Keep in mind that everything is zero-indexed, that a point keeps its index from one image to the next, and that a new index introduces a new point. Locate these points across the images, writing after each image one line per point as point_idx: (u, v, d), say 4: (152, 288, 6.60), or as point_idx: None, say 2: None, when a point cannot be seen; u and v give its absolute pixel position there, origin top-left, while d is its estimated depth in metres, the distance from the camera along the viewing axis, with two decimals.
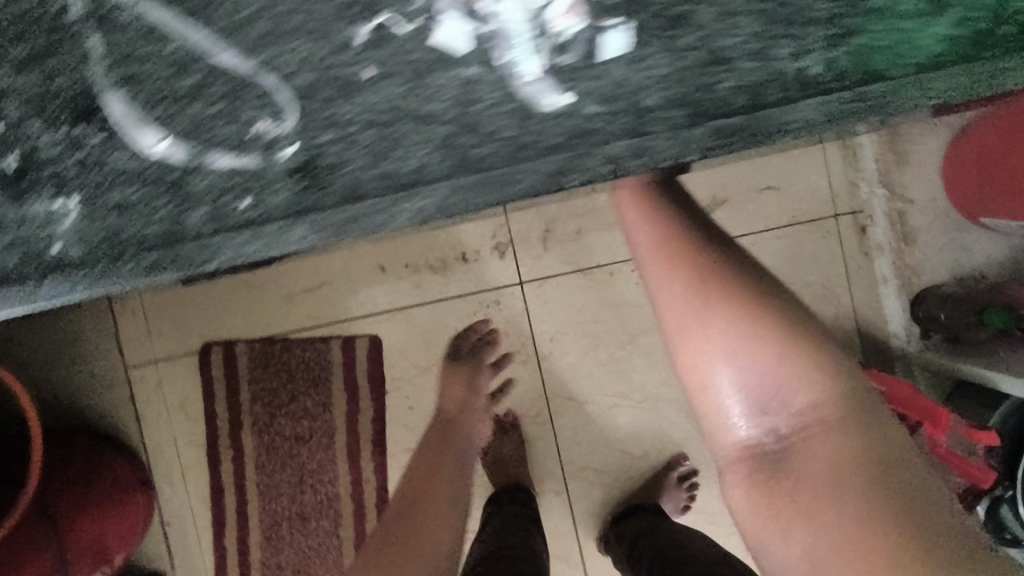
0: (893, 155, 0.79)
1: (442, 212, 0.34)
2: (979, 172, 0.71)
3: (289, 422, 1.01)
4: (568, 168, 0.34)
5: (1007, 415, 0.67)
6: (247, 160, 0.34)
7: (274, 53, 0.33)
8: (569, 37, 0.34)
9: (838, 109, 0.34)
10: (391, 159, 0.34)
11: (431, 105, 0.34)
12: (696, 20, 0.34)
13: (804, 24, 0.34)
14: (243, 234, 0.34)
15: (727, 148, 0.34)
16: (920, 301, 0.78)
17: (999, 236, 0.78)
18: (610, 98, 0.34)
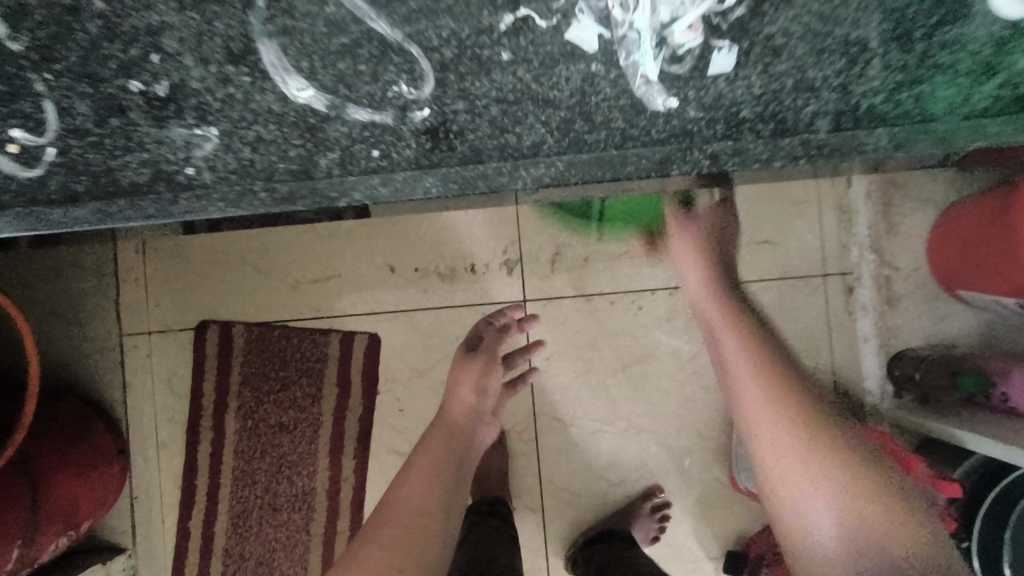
0: (885, 224, 0.86)
1: (561, 179, 0.42)
2: (961, 248, 0.77)
3: (275, 410, 1.01)
4: (672, 158, 0.41)
5: (969, 472, 0.73)
6: (383, 116, 0.41)
7: (422, 26, 0.41)
8: (686, 50, 0.41)
9: (904, 139, 0.41)
10: (511, 133, 0.41)
11: (553, 91, 0.41)
12: (791, 53, 0.41)
13: (883, 65, 0.41)
14: (372, 179, 0.41)
15: (813, 159, 0.41)
16: (897, 360, 0.84)
17: (974, 310, 0.84)
18: (708, 107, 0.41)
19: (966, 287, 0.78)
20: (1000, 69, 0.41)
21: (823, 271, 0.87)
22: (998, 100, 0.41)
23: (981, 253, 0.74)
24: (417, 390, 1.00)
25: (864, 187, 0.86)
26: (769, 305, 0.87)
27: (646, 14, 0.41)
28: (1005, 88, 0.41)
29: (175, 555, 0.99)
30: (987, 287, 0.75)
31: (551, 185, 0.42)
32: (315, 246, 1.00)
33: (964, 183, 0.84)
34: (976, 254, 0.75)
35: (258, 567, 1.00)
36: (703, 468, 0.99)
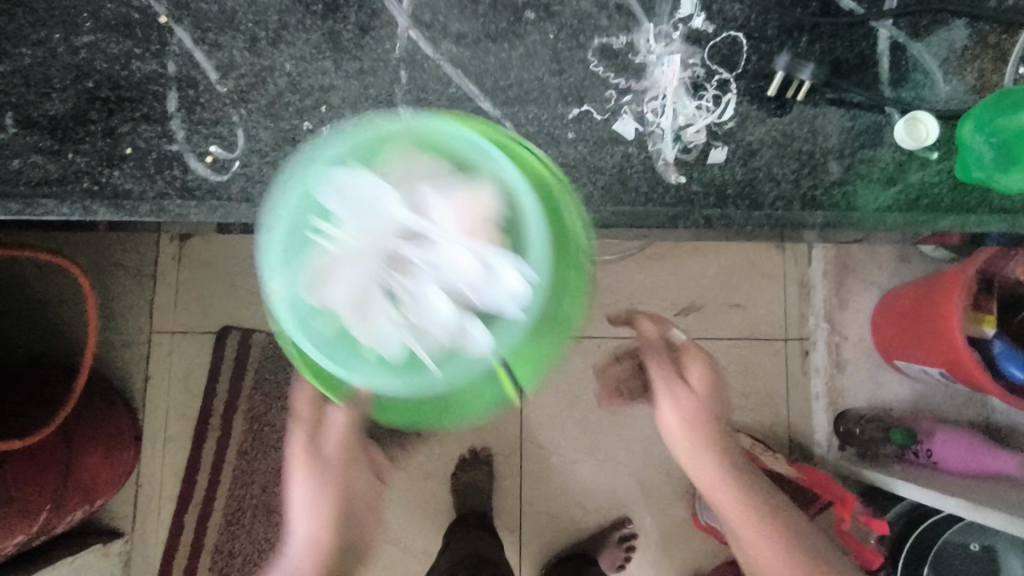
0: (837, 298, 1.00)
1: (599, 224, 0.55)
2: (897, 324, 0.91)
3: (282, 415, 1.08)
4: (680, 218, 0.55)
5: (900, 514, 0.85)
6: None
7: (513, 110, 0.56)
8: (696, 144, 0.55)
9: (835, 220, 0.55)
10: (570, 188, 0.55)
11: (601, 162, 0.55)
12: (764, 155, 0.55)
13: (825, 168, 0.56)
14: None
15: (773, 228, 0.55)
16: (841, 418, 0.96)
17: (909, 379, 0.97)
18: (707, 184, 0.55)
19: (901, 357, 0.92)
20: (905, 178, 0.56)
21: (783, 334, 1.01)
22: (902, 200, 0.56)
23: (914, 327, 0.88)
24: None
25: (821, 267, 1.00)
26: (734, 359, 1.01)
27: (670, 118, 0.55)
28: (907, 192, 0.56)
29: (168, 546, 1.04)
30: (918, 358, 0.88)
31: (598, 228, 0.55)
32: None
33: (904, 271, 0.99)
34: (910, 331, 0.89)
35: (246, 563, 1.05)
36: (669, 505, 1.08)
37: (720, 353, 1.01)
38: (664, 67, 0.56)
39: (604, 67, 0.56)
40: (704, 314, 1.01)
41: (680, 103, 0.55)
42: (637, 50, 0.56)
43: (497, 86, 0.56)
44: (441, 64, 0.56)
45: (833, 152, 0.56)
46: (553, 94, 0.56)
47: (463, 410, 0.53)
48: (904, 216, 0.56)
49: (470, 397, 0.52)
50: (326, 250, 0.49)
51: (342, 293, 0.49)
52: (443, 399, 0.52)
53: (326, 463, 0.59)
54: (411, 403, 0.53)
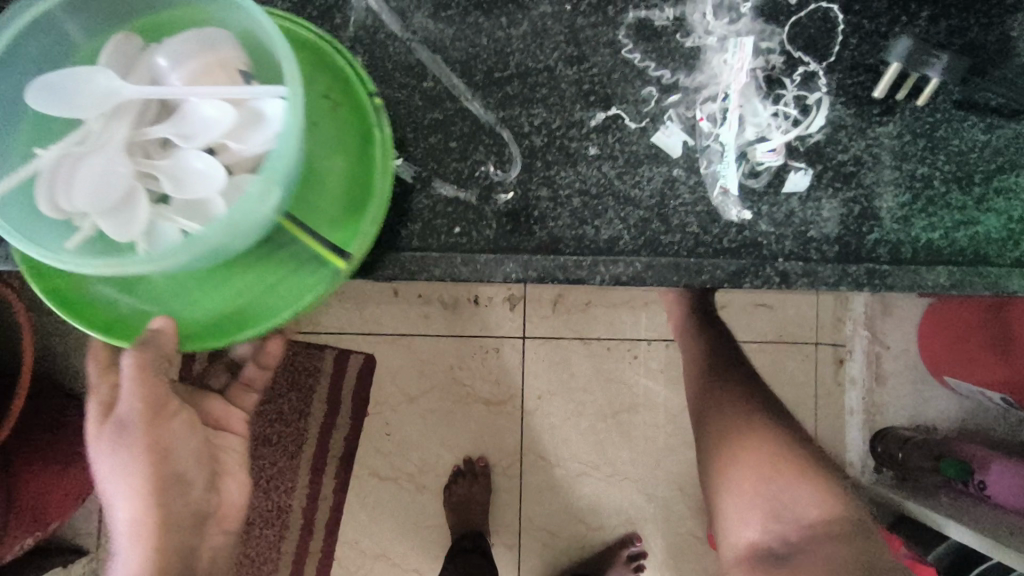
0: (880, 305, 0.89)
1: (636, 278, 0.42)
2: (949, 339, 0.80)
3: (259, 421, 0.98)
4: (745, 272, 0.42)
5: (944, 553, 0.76)
6: (465, 194, 0.42)
7: (513, 113, 0.43)
8: (765, 167, 0.43)
9: (960, 277, 0.43)
10: (590, 225, 0.42)
11: (635, 189, 0.43)
12: (859, 181, 0.43)
13: (942, 207, 0.43)
14: (454, 256, 0.42)
15: (872, 287, 0.43)
16: (880, 437, 0.86)
17: (956, 396, 0.87)
18: (780, 223, 0.43)
19: (952, 374, 0.82)
20: None
21: (815, 339, 0.90)
22: None
23: (971, 344, 0.77)
24: (407, 416, 0.99)
25: None
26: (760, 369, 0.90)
27: (733, 130, 0.43)
28: None
29: None
30: (974, 377, 0.78)
31: (627, 283, 0.42)
32: None
33: None
34: (967, 346, 0.78)
35: None
36: (679, 521, 1.00)
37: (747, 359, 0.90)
38: (727, 56, 0.44)
39: (639, 54, 0.43)
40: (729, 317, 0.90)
41: (748, 108, 0.44)
42: (688, 29, 0.44)
43: (493, 80, 0.43)
44: (415, 50, 0.43)
45: (935, 182, 0.44)
46: (569, 91, 0.43)
47: (277, 300, 0.39)
48: None
49: (280, 283, 0.40)
50: (39, 162, 0.35)
51: (84, 192, 0.35)
52: (241, 300, 0.40)
53: (122, 425, 0.39)
54: (230, 317, 0.40)
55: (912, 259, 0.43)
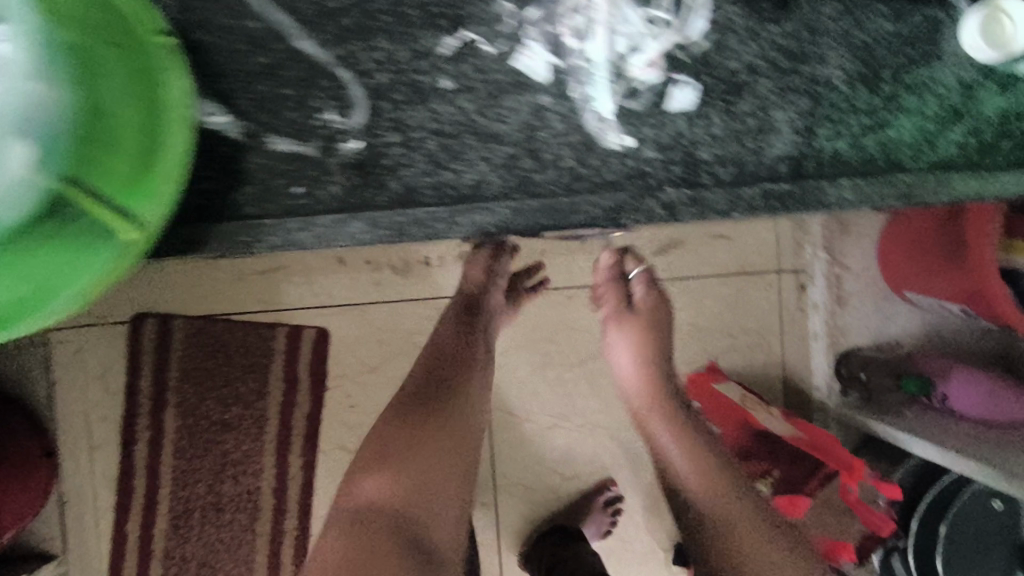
0: (838, 225, 0.86)
1: (501, 226, 0.38)
2: (911, 254, 0.78)
3: (217, 407, 0.96)
4: (627, 206, 0.39)
5: (907, 472, 0.75)
6: (306, 147, 0.38)
7: (352, 49, 0.38)
8: (645, 85, 0.40)
9: (867, 189, 0.41)
10: (448, 170, 0.38)
11: (499, 124, 0.39)
12: (755, 91, 0.41)
13: (846, 114, 0.42)
14: (293, 220, 0.37)
15: (773, 210, 0.40)
16: (844, 360, 0.86)
17: (917, 311, 0.86)
18: (667, 148, 0.40)
19: (913, 288, 0.80)
20: (960, 117, 0.43)
21: (777, 267, 0.88)
22: (955, 151, 0.43)
23: (931, 256, 0.74)
24: (368, 386, 0.97)
25: None
26: (722, 302, 0.87)
27: (601, 45, 0.40)
28: (963, 136, 0.43)
29: (111, 561, 0.95)
30: (936, 291, 0.76)
31: (496, 232, 0.39)
32: None
33: None
34: (925, 259, 0.75)
35: (200, 568, 0.97)
36: None
37: (710, 293, 0.87)
38: None
39: None
40: (689, 253, 0.86)
41: (618, 18, 0.40)
42: None
43: (326, 12, 0.38)
44: None
45: (837, 87, 0.41)
46: (416, 17, 0.38)
47: (61, 284, 0.31)
48: (964, 174, 0.42)
49: (60, 263, 0.31)
50: None
51: None
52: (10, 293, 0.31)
53: None
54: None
55: (817, 174, 0.41)
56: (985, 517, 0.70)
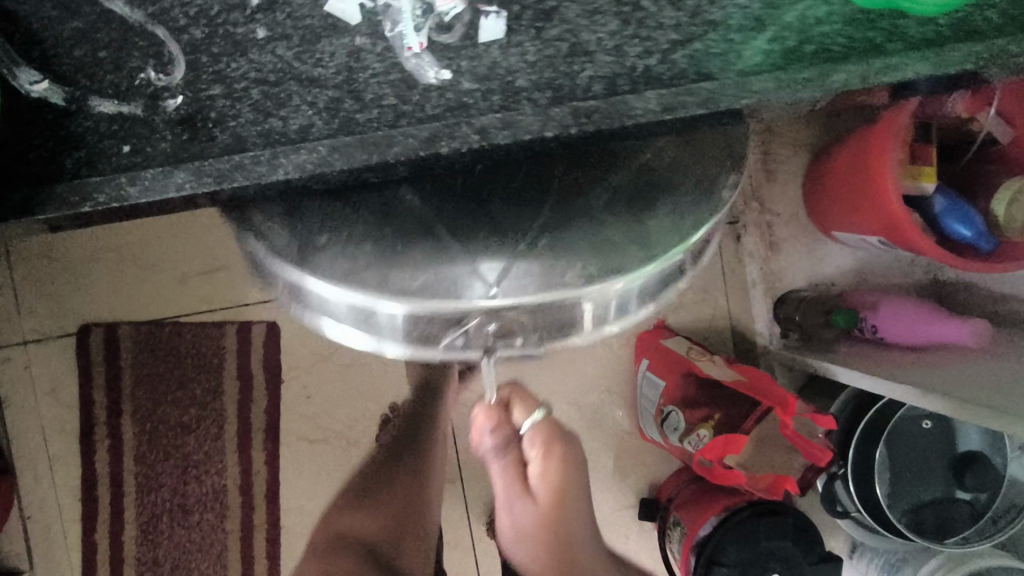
0: (764, 173, 0.88)
1: (323, 167, 0.35)
2: (831, 194, 0.80)
3: (174, 410, 0.96)
4: (443, 135, 0.35)
5: (846, 402, 0.78)
6: (130, 106, 0.35)
7: (164, 6, 0.36)
8: (452, 16, 0.36)
9: (671, 100, 0.36)
10: (275, 117, 0.35)
11: (317, 69, 0.36)
12: (561, 15, 0.37)
13: (653, 27, 0.37)
14: (120, 175, 0.34)
15: (583, 129, 0.35)
16: (782, 303, 0.88)
17: (848, 249, 0.88)
18: (483, 77, 0.36)
19: (837, 229, 0.82)
20: (769, 22, 0.37)
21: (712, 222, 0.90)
22: (768, 55, 0.37)
23: (848, 192, 0.76)
24: (323, 375, 0.98)
25: None
26: None
27: None
28: (773, 43, 0.37)
29: (83, 572, 0.95)
30: (856, 227, 0.77)
31: (317, 173, 0.35)
32: (200, 238, 0.95)
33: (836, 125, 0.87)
34: (843, 197, 0.77)
35: (174, 571, 0.97)
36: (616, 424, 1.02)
37: None
38: None
39: None
40: None
41: None
42: None
43: None
44: None
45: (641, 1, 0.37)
46: None
47: None
48: (777, 75, 0.36)
49: None
50: None
51: None
52: None
53: None
54: None
55: (612, 94, 0.36)
56: (916, 434, 0.75)
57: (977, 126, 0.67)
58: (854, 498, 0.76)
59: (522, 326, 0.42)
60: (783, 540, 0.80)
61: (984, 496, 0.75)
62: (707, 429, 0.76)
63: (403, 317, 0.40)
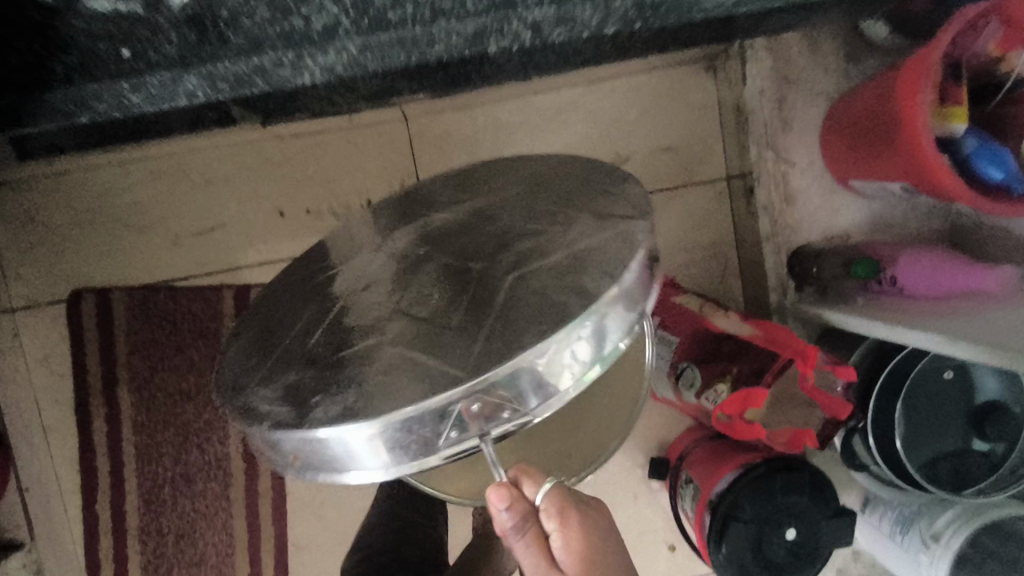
0: (780, 121, 0.85)
1: (355, 62, 0.51)
2: (850, 141, 0.77)
3: (173, 376, 0.93)
4: (488, 31, 0.51)
5: (865, 354, 0.77)
6: (129, 7, 0.46)
7: None
8: None
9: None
10: (297, 17, 0.48)
11: None
12: None
13: None
14: (134, 80, 0.49)
15: (642, 16, 0.52)
16: (797, 257, 0.86)
17: (864, 199, 0.86)
18: None
19: (858, 177, 0.79)
20: None
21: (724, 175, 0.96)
22: None
23: (868, 138, 0.74)
24: None
25: (758, 85, 0.84)
26: None
27: None
28: None
29: (85, 543, 0.94)
30: (876, 175, 0.75)
31: (345, 70, 0.51)
32: (193, 196, 0.91)
33: (853, 71, 0.84)
34: (864, 143, 0.75)
35: (179, 540, 0.95)
36: None
37: None
38: None
39: None
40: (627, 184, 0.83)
41: None
42: None
43: None
44: None
45: None
46: None
47: None
48: None
49: None
50: None
51: None
52: None
53: None
54: None
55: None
56: (936, 384, 0.74)
57: (1008, 66, 0.64)
58: (873, 453, 0.75)
59: (487, 409, 0.43)
60: (799, 495, 0.79)
61: (1000, 449, 0.74)
62: (723, 383, 0.74)
63: (387, 434, 0.43)
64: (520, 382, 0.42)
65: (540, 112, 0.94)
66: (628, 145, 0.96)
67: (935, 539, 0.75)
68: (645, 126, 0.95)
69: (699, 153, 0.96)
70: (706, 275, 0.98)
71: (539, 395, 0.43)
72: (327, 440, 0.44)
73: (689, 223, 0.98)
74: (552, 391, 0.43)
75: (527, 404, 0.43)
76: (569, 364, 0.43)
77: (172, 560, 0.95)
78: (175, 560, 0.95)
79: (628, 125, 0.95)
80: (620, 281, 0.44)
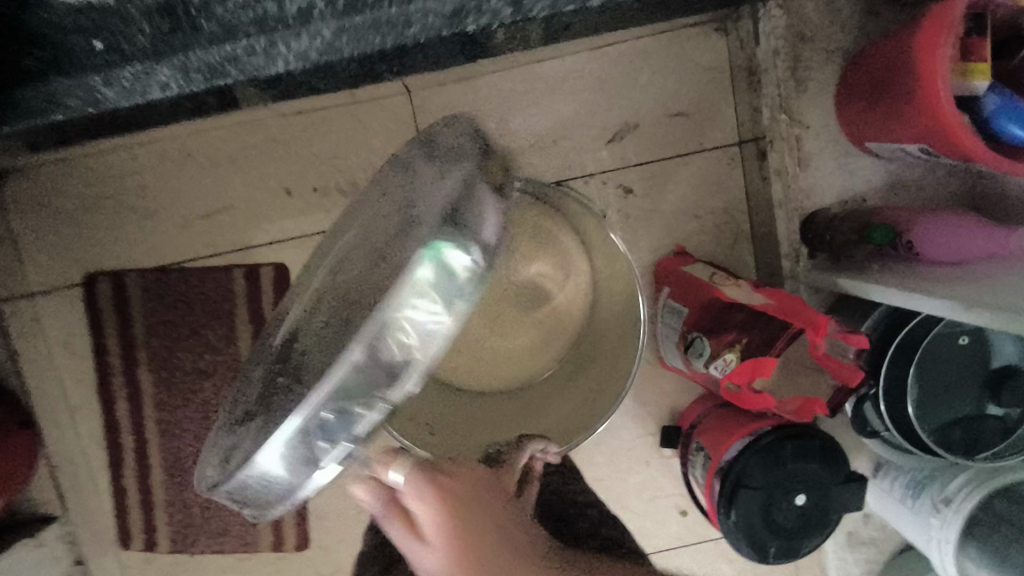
0: (793, 82, 0.82)
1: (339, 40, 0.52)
2: (868, 102, 0.75)
3: (190, 355, 0.95)
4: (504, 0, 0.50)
5: (877, 321, 0.75)
6: None
7: None
8: None
9: None
10: None
11: None
12: None
13: None
14: (110, 74, 0.49)
15: None
16: (809, 224, 0.85)
17: (881, 161, 0.83)
18: None
19: (874, 138, 0.76)
20: None
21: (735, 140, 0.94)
22: None
23: (885, 98, 0.71)
24: None
25: (772, 43, 0.81)
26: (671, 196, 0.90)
27: None
28: None
29: (116, 516, 0.97)
30: (892, 136, 0.73)
31: (325, 49, 0.52)
32: (200, 176, 0.91)
33: (872, 26, 0.81)
34: (882, 103, 0.72)
35: (204, 512, 0.99)
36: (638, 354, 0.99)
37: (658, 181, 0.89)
38: None
39: None
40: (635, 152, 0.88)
41: None
42: None
43: None
44: None
45: None
46: None
47: None
48: None
49: None
50: None
51: None
52: None
53: None
54: None
55: None
56: (949, 350, 0.73)
57: None
58: (884, 418, 0.74)
59: (347, 401, 0.42)
60: (809, 462, 0.79)
61: (1015, 414, 0.74)
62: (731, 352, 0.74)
63: (279, 463, 0.45)
64: (369, 368, 0.41)
65: (545, 80, 0.92)
66: (636, 112, 0.94)
67: (945, 503, 0.75)
68: (653, 90, 0.93)
69: (710, 117, 0.94)
70: (717, 243, 0.97)
71: (400, 363, 0.41)
72: (243, 486, 0.47)
73: (701, 191, 0.96)
74: (410, 355, 0.41)
75: (387, 380, 0.42)
76: (415, 333, 0.40)
77: (198, 531, 0.99)
78: (201, 531, 0.99)
79: (635, 90, 0.93)
80: (451, 216, 0.41)
